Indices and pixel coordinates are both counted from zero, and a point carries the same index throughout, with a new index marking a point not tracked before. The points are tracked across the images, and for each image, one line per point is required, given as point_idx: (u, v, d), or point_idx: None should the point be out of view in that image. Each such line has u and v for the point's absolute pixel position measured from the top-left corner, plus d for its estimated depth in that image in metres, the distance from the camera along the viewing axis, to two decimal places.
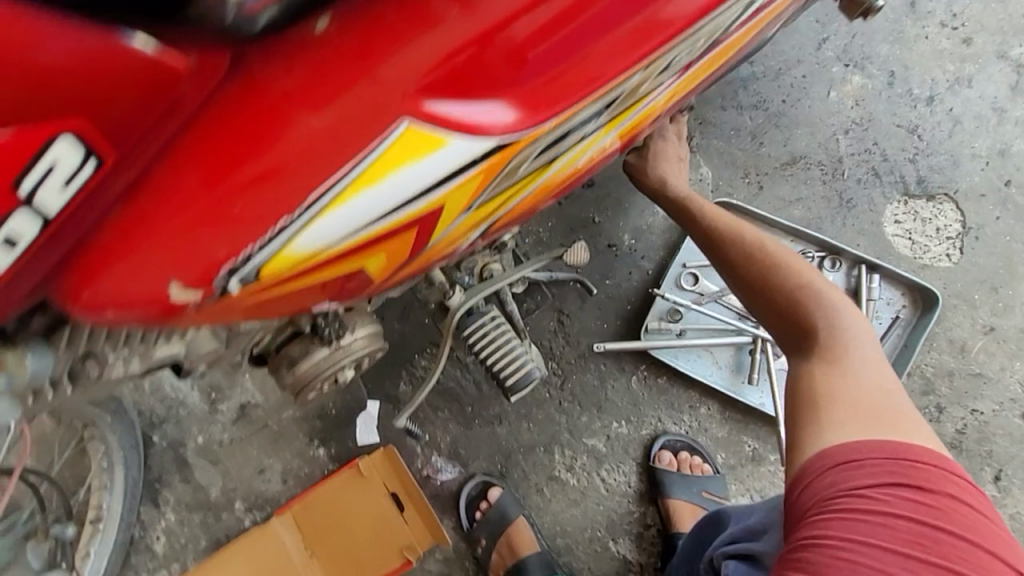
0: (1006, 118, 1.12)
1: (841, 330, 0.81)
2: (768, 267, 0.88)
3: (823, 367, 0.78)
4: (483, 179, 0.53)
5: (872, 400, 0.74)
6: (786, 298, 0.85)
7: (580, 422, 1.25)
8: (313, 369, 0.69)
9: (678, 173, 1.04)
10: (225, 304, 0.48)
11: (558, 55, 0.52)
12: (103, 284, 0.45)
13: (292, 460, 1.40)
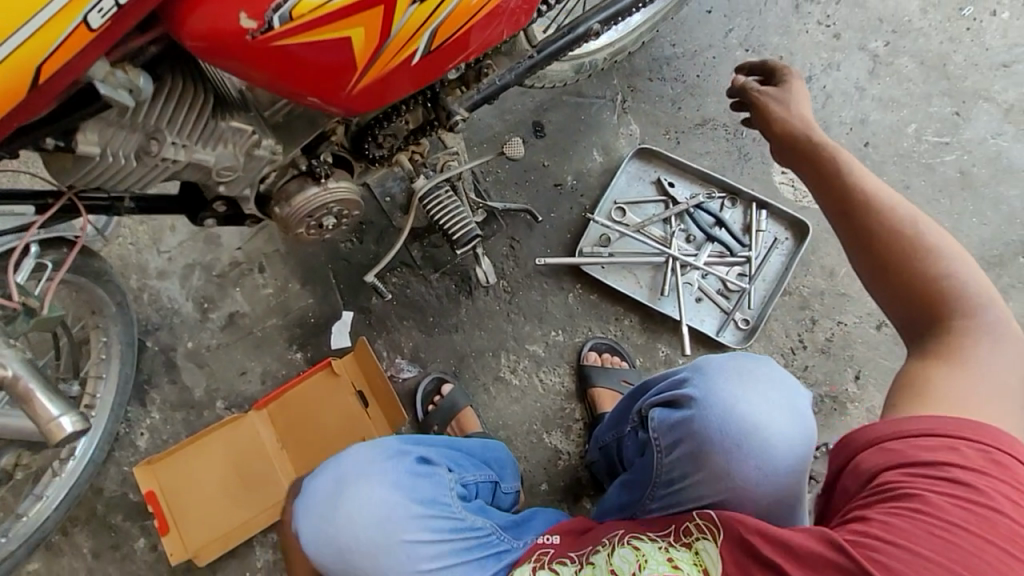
0: (865, 95, 1.42)
1: (972, 309, 0.70)
2: (925, 239, 0.73)
3: (937, 357, 0.69)
4: None
5: (988, 399, 0.66)
6: (931, 278, 0.71)
7: (523, 330, 1.48)
8: (306, 202, 0.92)
9: (807, 110, 0.87)
10: (276, 49, 0.63)
11: None
12: (191, 26, 0.60)
13: (271, 363, 1.58)
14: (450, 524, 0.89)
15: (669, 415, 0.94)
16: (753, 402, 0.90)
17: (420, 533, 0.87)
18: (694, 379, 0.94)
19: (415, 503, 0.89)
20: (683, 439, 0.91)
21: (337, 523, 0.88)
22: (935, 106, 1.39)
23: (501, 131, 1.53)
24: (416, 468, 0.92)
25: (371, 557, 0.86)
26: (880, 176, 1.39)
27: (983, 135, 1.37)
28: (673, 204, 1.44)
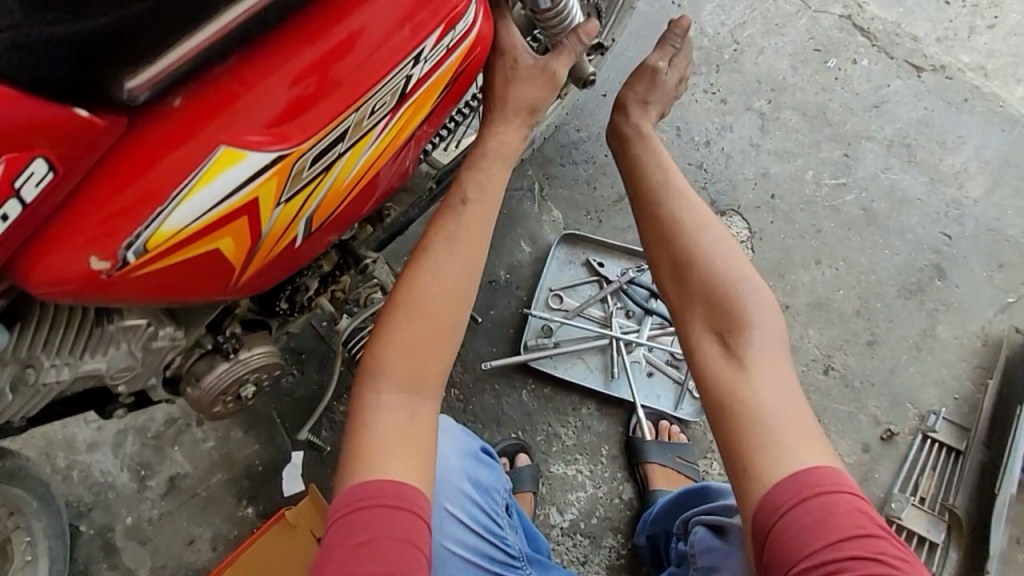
0: (761, 151, 1.50)
1: (769, 330, 0.85)
2: (727, 275, 0.89)
3: (772, 356, 0.84)
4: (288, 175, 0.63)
5: (789, 383, 0.82)
6: (721, 285, 0.88)
7: (484, 438, 1.42)
8: (216, 380, 0.87)
9: (661, 151, 1.02)
10: (137, 282, 0.61)
11: (363, 59, 0.63)
12: (41, 281, 0.58)
13: (221, 524, 1.46)
14: (491, 535, 0.98)
15: (710, 536, 0.99)
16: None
17: (460, 510, 0.97)
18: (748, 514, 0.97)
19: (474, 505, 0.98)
20: (717, 548, 0.97)
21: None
22: (826, 151, 1.48)
23: (430, 236, 1.52)
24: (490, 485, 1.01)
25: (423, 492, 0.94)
26: (792, 224, 1.46)
27: (874, 172, 1.46)
28: (607, 283, 1.45)
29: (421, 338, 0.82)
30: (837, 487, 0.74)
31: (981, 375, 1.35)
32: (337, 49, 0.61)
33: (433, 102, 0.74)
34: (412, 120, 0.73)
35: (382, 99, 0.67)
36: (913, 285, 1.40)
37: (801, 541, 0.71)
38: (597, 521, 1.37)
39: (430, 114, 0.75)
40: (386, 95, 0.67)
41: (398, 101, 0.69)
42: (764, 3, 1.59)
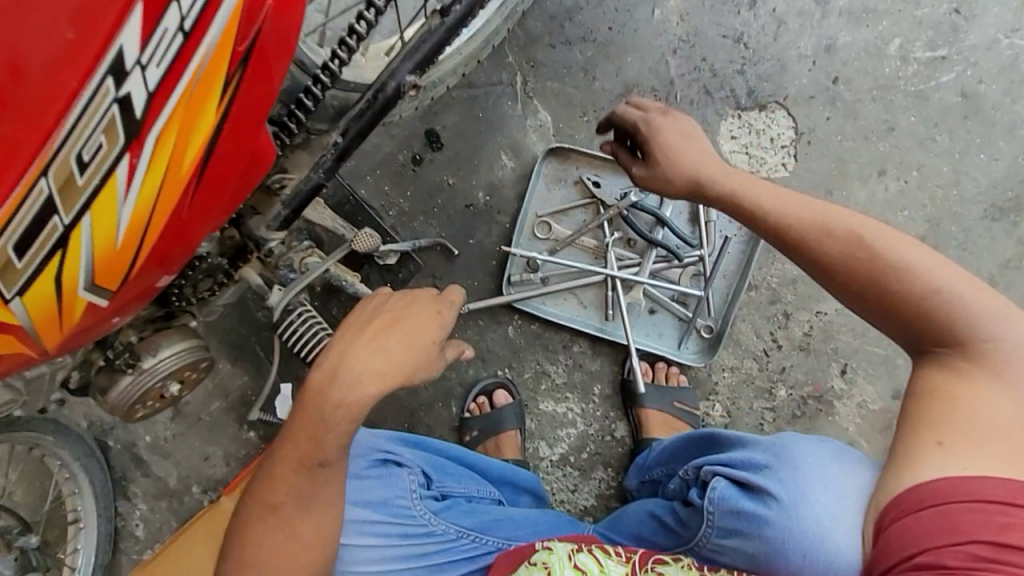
0: (830, 10, 1.10)
1: (961, 334, 0.66)
2: (913, 263, 0.67)
3: (963, 359, 0.66)
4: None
5: (999, 404, 0.64)
6: (914, 282, 0.67)
7: (469, 375, 1.34)
8: (123, 394, 0.78)
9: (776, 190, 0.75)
10: None
11: (57, 62, 0.44)
12: None
13: (229, 445, 1.54)
14: (398, 516, 0.92)
15: (738, 499, 0.76)
16: (830, 501, 0.72)
17: (360, 533, 0.90)
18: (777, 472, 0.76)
19: (360, 501, 0.92)
20: (748, 534, 0.74)
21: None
22: (923, 12, 1.07)
23: (392, 152, 1.31)
24: (371, 472, 0.93)
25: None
26: (856, 121, 1.10)
27: (993, 36, 1.06)
28: (603, 207, 1.22)
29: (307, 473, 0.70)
30: (992, 497, 0.59)
31: None
32: (21, 73, 0.44)
33: (228, 79, 0.48)
34: (184, 122, 0.48)
35: (105, 113, 0.45)
36: (1007, 202, 1.07)
37: (920, 529, 0.59)
38: (588, 456, 1.30)
39: (236, 97, 0.50)
40: (108, 104, 0.45)
41: (138, 108, 0.46)
42: None
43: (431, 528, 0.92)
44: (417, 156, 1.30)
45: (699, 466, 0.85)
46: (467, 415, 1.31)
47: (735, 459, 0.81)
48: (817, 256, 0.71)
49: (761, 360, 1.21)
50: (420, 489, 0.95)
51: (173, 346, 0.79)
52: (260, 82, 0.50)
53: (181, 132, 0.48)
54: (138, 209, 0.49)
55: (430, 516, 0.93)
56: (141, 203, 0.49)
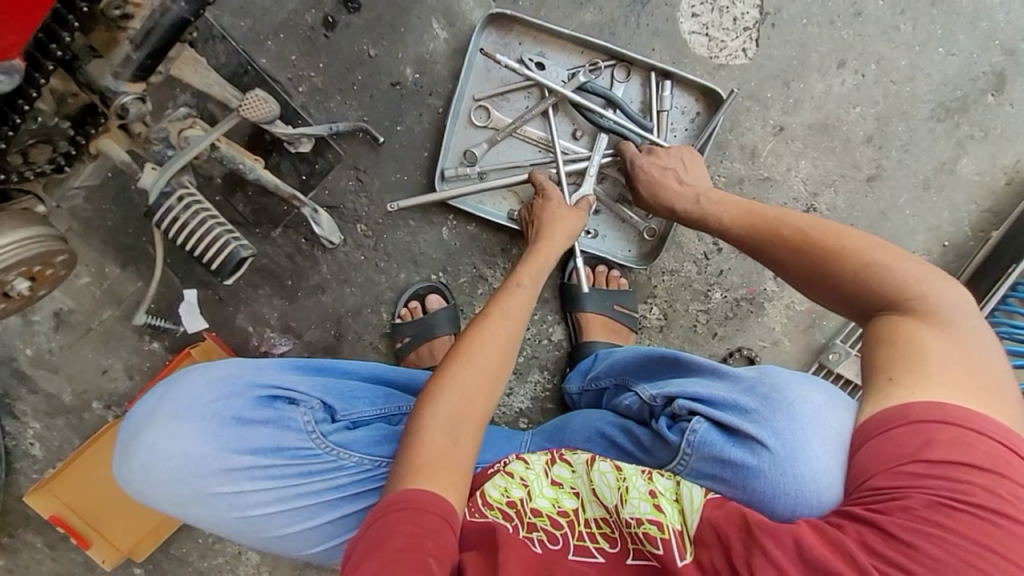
0: None
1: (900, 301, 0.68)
2: (855, 246, 0.72)
3: (899, 315, 0.67)
4: None
5: (942, 352, 0.63)
6: (854, 256, 0.71)
7: (400, 279, 1.25)
8: None
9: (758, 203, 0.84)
10: None
11: None
12: None
13: (130, 357, 1.38)
14: (294, 461, 0.72)
15: (721, 446, 0.69)
16: (828, 458, 0.65)
17: (246, 484, 0.71)
18: (775, 416, 0.69)
19: (242, 452, 0.71)
20: (725, 480, 0.69)
21: (139, 472, 0.72)
22: None
23: (299, 11, 1.08)
24: (251, 415, 0.72)
25: (177, 505, 0.73)
26: (823, 3, 1.03)
27: None
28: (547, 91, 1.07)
29: (496, 366, 0.76)
30: (953, 420, 0.59)
31: (987, 221, 1.10)
32: None
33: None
34: None
35: None
36: (954, 102, 1.05)
37: (874, 453, 0.60)
38: (525, 359, 1.28)
39: None
40: None
41: None
42: None
43: (341, 468, 0.73)
44: (330, 19, 1.09)
45: (671, 396, 0.77)
46: (398, 321, 1.23)
47: (718, 396, 0.73)
48: (777, 258, 0.78)
49: (700, 264, 1.19)
50: (319, 428, 0.74)
51: (16, 232, 0.67)
52: None
53: None
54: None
55: (338, 456, 0.73)
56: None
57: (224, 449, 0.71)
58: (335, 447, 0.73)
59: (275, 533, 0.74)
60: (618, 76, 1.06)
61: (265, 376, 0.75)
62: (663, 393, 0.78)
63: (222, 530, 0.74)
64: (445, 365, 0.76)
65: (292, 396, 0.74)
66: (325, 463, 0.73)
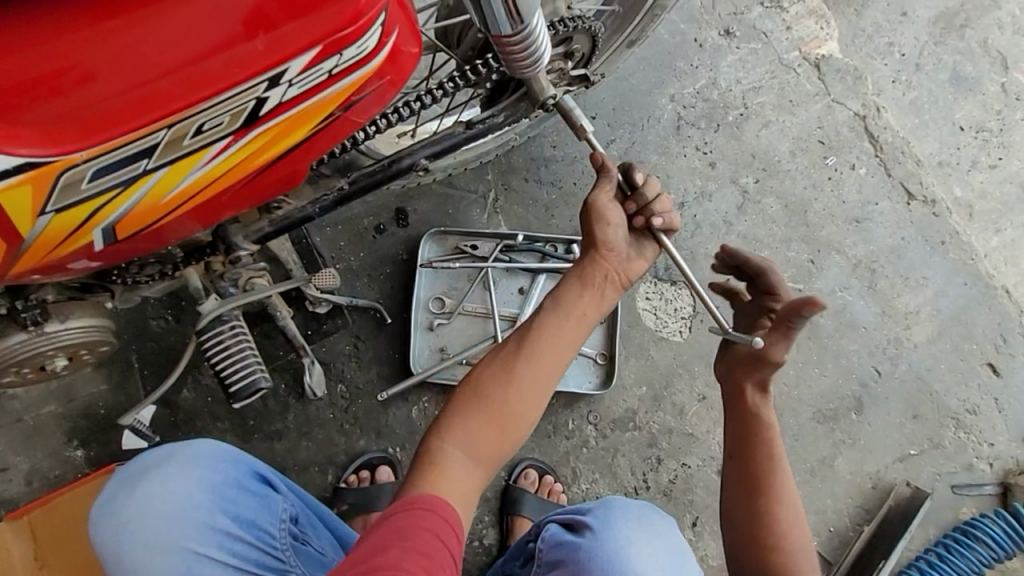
0: (732, 231, 1.42)
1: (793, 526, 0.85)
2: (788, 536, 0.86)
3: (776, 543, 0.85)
4: (53, 184, 0.55)
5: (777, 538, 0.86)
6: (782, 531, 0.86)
7: (357, 445, 1.33)
8: (8, 350, 0.72)
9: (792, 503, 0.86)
10: None
11: (171, 78, 0.54)
12: None
13: (42, 460, 1.30)
14: (257, 541, 0.87)
15: (562, 534, 0.91)
16: (629, 529, 0.89)
17: (212, 550, 0.84)
18: (597, 509, 0.93)
19: (225, 516, 0.86)
20: (564, 562, 0.88)
21: (132, 508, 0.86)
22: (793, 252, 1.41)
23: (359, 215, 1.39)
24: (248, 486, 0.89)
25: (144, 551, 0.84)
26: None
27: (832, 287, 1.40)
28: (483, 266, 1.36)
29: (520, 400, 0.77)
30: None
31: (860, 516, 1.32)
32: (139, 78, 0.53)
33: (328, 116, 0.64)
34: (248, 146, 0.62)
35: (197, 124, 0.57)
36: (829, 411, 1.36)
37: None
38: None
39: (298, 145, 0.66)
40: (201, 120, 0.57)
41: (257, 118, 0.60)
42: (786, 75, 1.49)
43: (287, 566, 0.88)
44: (381, 226, 1.39)
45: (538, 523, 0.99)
46: (343, 485, 1.29)
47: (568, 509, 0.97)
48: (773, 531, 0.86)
49: (629, 497, 1.32)
50: (287, 520, 0.90)
51: (89, 319, 0.76)
52: (314, 136, 0.65)
53: (245, 150, 0.62)
54: (194, 183, 0.62)
55: (287, 552, 0.88)
56: (199, 181, 0.63)
57: (214, 509, 0.86)
58: (291, 545, 0.89)
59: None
60: (538, 245, 1.37)
61: (265, 462, 0.94)
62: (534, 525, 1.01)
63: None
64: (472, 391, 0.77)
65: (281, 484, 0.93)
66: (279, 559, 0.87)
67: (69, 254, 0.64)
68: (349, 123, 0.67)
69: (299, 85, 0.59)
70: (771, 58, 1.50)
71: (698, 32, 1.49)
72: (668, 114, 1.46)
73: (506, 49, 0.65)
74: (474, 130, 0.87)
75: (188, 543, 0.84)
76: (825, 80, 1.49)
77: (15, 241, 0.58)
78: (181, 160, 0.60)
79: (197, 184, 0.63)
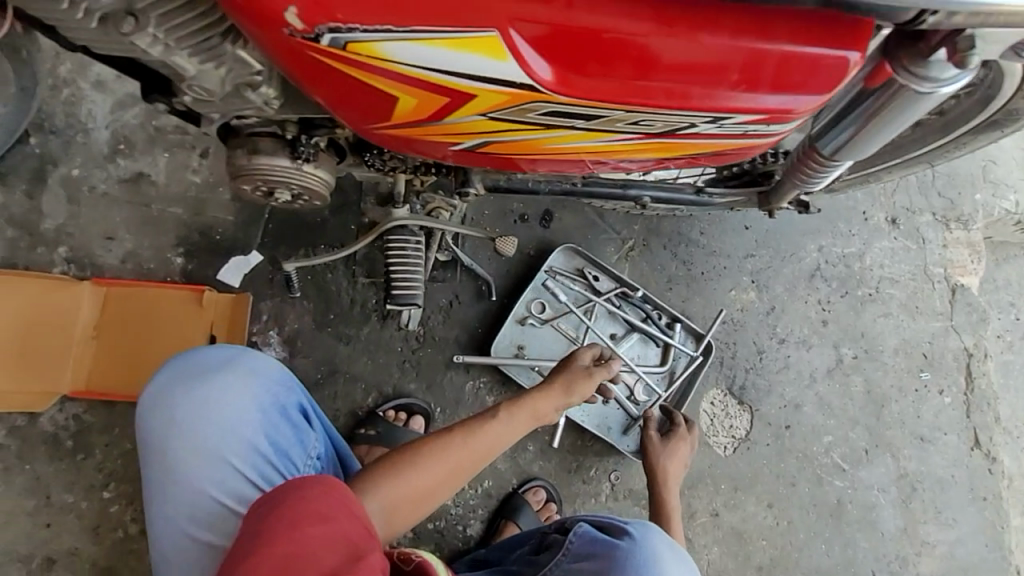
0: (812, 387, 1.48)
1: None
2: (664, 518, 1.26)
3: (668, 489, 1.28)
4: (514, 104, 0.57)
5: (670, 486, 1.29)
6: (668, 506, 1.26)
7: (406, 386, 1.39)
8: (266, 166, 0.79)
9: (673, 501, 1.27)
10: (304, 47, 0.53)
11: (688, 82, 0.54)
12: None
13: (144, 248, 1.37)
14: (283, 471, 0.91)
15: (595, 532, 0.97)
16: (661, 547, 0.95)
17: (244, 467, 0.89)
18: (635, 522, 0.98)
19: (263, 438, 0.91)
20: (595, 556, 0.94)
21: (185, 402, 0.90)
22: (854, 435, 1.47)
23: (513, 198, 1.48)
24: (289, 415, 0.94)
25: (184, 449, 0.89)
26: (780, 460, 1.44)
27: (873, 483, 1.45)
28: (594, 298, 1.42)
29: (465, 467, 0.90)
30: None
31: None
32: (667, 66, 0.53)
33: (716, 152, 0.67)
34: (649, 147, 0.65)
35: (656, 118, 0.59)
36: None
37: None
38: (431, 528, 1.34)
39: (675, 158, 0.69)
40: (663, 118, 0.59)
41: (689, 131, 0.62)
42: (924, 283, 1.57)
43: None
44: (525, 217, 1.48)
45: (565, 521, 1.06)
46: (379, 414, 1.35)
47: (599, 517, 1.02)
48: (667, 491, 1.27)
49: None
50: (313, 458, 0.95)
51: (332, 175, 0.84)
52: (689, 157, 0.69)
53: (644, 147, 0.65)
54: (584, 147, 0.65)
55: None
56: (588, 147, 0.65)
57: (255, 430, 0.90)
58: None
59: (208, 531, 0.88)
60: (647, 308, 1.44)
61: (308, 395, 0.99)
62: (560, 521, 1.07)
63: (187, 493, 0.88)
64: (410, 453, 0.89)
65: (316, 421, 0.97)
66: None
67: (434, 141, 0.65)
68: (714, 158, 0.70)
69: (746, 131, 0.61)
70: (919, 262, 1.58)
71: (869, 208, 1.58)
72: (809, 260, 1.54)
73: (806, 162, 0.74)
74: (701, 197, 0.95)
75: (225, 455, 0.88)
76: (954, 306, 1.56)
77: (428, 117, 0.61)
78: (603, 133, 0.62)
79: (586, 150, 0.66)
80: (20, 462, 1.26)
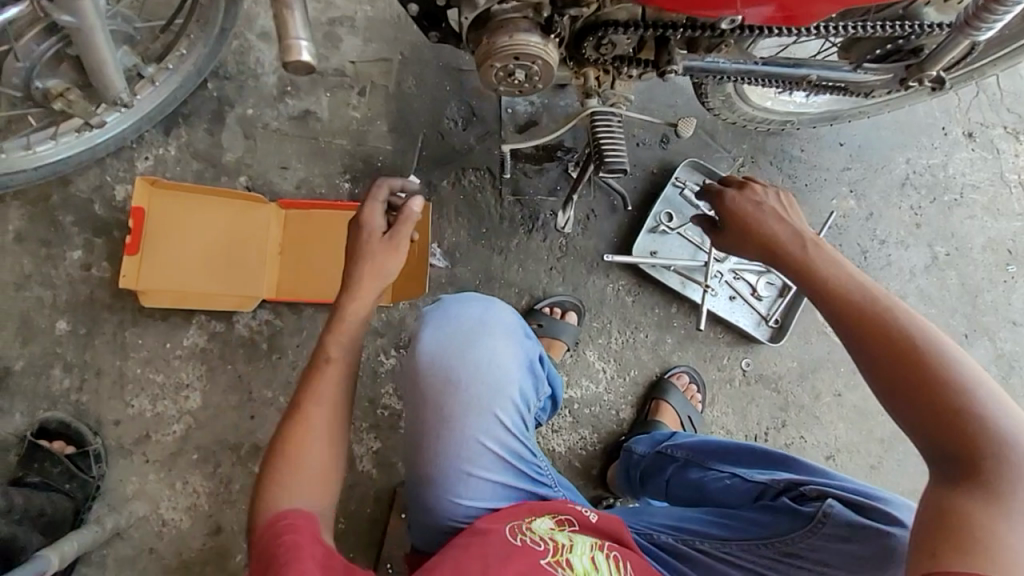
0: (912, 281, 1.64)
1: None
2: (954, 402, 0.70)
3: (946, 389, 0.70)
4: None
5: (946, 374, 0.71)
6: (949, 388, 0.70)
7: (554, 290, 1.55)
8: (522, 41, 0.95)
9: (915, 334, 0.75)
10: None
11: None
12: None
13: (315, 175, 1.52)
14: (529, 420, 1.06)
15: (854, 514, 0.89)
16: None
17: (508, 417, 1.01)
18: (899, 505, 0.90)
19: (521, 391, 1.04)
20: (857, 539, 0.87)
21: (464, 357, 1.02)
22: (953, 321, 1.63)
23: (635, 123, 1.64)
24: (536, 368, 1.08)
25: (464, 396, 1.00)
26: None
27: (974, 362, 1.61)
28: None
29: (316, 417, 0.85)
30: None
31: None
32: None
33: None
34: None
35: None
36: None
37: None
38: (588, 413, 1.49)
39: None
40: None
41: None
42: (1003, 187, 1.73)
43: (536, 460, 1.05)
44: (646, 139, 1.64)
45: (797, 482, 1.00)
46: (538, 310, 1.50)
47: (844, 489, 0.95)
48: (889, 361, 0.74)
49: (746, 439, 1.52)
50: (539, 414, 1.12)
51: None
52: None
53: None
54: None
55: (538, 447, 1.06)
56: None
57: (518, 382, 1.04)
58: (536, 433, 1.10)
59: (482, 467, 0.98)
60: None
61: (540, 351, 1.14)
62: (791, 479, 1.01)
63: (463, 433, 1.00)
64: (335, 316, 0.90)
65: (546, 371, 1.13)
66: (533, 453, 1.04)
67: None
68: None
69: None
70: (997, 169, 1.74)
71: (948, 123, 1.75)
72: (899, 170, 1.71)
73: (980, 13, 0.89)
74: (857, 73, 1.12)
75: (494, 403, 1.01)
76: None
77: None
78: None
79: None
80: (225, 362, 1.43)
